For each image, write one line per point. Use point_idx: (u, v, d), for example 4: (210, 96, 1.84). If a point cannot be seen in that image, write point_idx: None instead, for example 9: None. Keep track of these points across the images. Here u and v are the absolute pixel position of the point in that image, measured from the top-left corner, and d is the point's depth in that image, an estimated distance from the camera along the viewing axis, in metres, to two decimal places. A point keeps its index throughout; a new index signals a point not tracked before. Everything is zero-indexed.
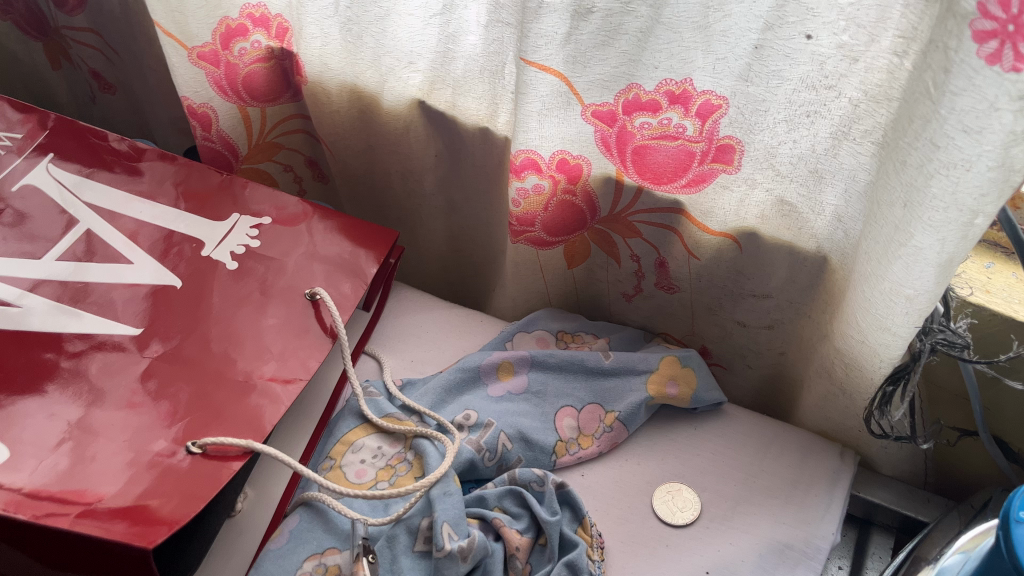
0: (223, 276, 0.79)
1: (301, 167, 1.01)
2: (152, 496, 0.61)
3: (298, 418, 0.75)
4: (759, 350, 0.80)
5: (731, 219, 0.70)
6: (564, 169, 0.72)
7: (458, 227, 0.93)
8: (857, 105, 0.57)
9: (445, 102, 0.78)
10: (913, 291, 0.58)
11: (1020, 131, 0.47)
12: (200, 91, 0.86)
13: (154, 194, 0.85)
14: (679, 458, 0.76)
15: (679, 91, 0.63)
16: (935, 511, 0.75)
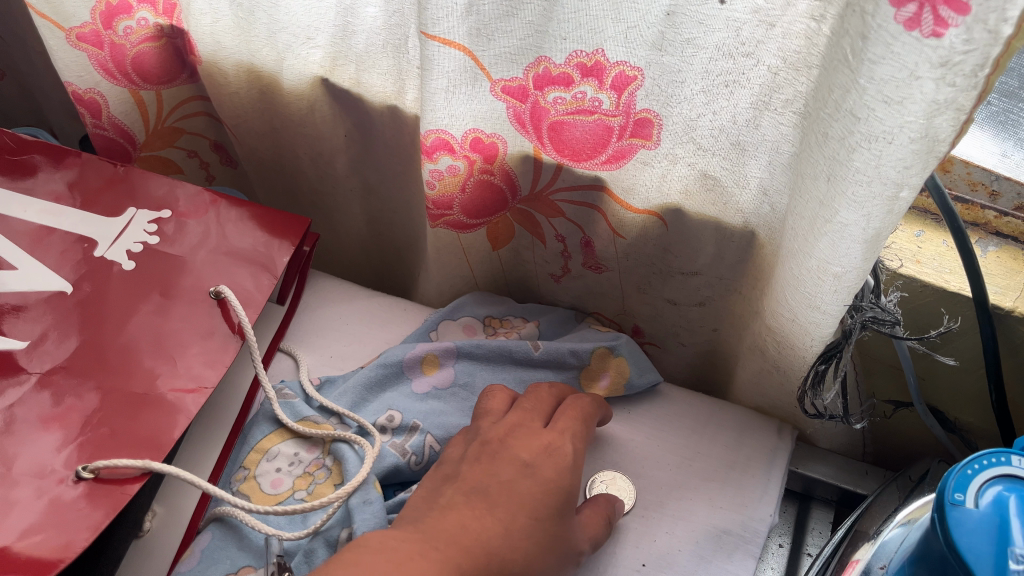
0: (120, 278, 0.73)
1: (207, 153, 0.95)
2: (38, 531, 0.56)
3: (207, 425, 0.70)
4: (691, 327, 0.78)
5: (654, 196, 0.66)
6: (479, 148, 0.68)
7: (376, 209, 0.88)
8: (777, 73, 0.53)
9: (349, 78, 0.73)
10: (841, 269, 0.55)
11: (943, 100, 0.44)
12: (85, 75, 0.79)
13: (41, 191, 0.78)
14: (614, 445, 0.73)
15: (591, 63, 0.58)
16: (873, 484, 0.74)
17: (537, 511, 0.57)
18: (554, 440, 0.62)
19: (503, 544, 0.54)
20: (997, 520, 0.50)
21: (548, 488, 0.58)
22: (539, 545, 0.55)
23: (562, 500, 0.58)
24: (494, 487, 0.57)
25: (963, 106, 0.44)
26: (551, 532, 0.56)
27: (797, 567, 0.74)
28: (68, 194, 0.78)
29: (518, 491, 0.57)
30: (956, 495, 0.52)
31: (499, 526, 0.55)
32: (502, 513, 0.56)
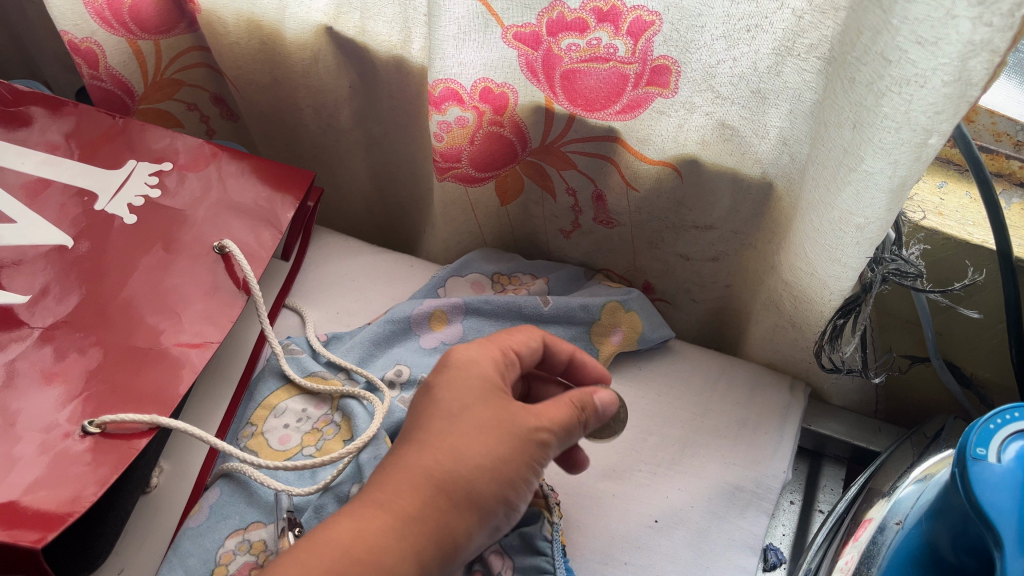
0: (121, 233, 0.72)
1: (207, 106, 0.93)
2: (47, 485, 0.55)
3: (214, 381, 0.69)
4: (704, 283, 0.76)
5: (670, 147, 0.64)
6: (488, 98, 0.66)
7: (381, 164, 0.86)
8: (802, 16, 0.51)
9: (354, 27, 0.70)
10: (864, 220, 0.54)
11: (979, 41, 0.42)
12: (81, 23, 0.77)
13: (40, 143, 0.76)
14: (625, 402, 0.73)
15: (607, 7, 0.55)
16: (886, 441, 0.73)
17: (486, 429, 0.50)
18: (491, 355, 0.55)
19: (454, 469, 0.48)
20: (1019, 476, 0.49)
21: (489, 397, 0.52)
22: (500, 459, 0.49)
23: (503, 407, 0.51)
24: (429, 413, 0.51)
25: (998, 48, 0.43)
26: (512, 445, 0.50)
27: (809, 523, 0.72)
28: (66, 146, 0.77)
29: (455, 411, 0.51)
30: (978, 449, 0.51)
31: (445, 451, 0.49)
32: (448, 437, 0.50)
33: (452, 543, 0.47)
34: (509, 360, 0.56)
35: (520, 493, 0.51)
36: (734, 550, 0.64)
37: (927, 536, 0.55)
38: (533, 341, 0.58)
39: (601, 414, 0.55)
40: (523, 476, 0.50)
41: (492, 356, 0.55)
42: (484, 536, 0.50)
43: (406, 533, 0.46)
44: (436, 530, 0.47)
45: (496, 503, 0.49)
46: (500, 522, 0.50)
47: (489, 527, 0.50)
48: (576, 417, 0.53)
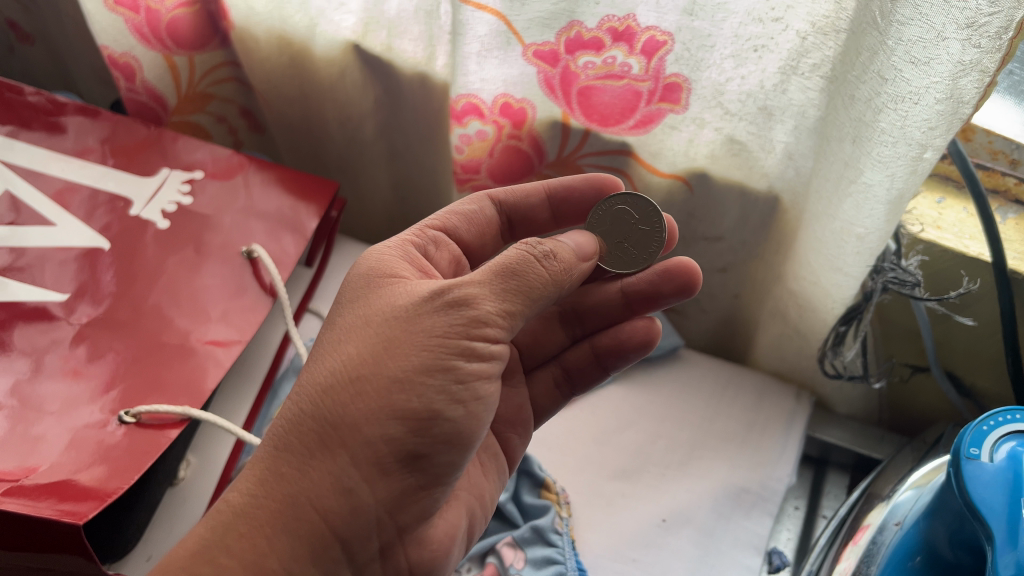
0: (155, 236, 0.75)
1: (236, 118, 0.96)
2: (86, 470, 0.58)
3: (240, 378, 0.73)
4: (713, 293, 0.79)
5: (681, 160, 0.67)
6: (508, 113, 0.69)
7: (402, 176, 0.90)
8: (805, 37, 0.54)
9: (380, 44, 0.73)
10: (864, 230, 0.57)
11: (969, 61, 0.46)
12: (120, 39, 0.82)
13: (79, 150, 0.80)
14: (635, 405, 0.75)
15: (622, 27, 0.59)
16: (888, 448, 0.76)
17: (366, 341, 0.48)
18: (396, 244, 0.55)
19: (327, 396, 0.47)
20: (1011, 474, 0.51)
21: (375, 322, 0.48)
22: (384, 362, 0.46)
23: (389, 326, 0.47)
24: (330, 335, 0.50)
25: (988, 68, 0.46)
26: (402, 337, 0.46)
27: (812, 527, 0.75)
28: (101, 152, 0.80)
29: (353, 320, 0.49)
30: (971, 449, 0.53)
31: (321, 381, 0.47)
32: (334, 357, 0.48)
33: (328, 505, 0.45)
34: (431, 236, 0.57)
35: (432, 396, 0.45)
36: (739, 549, 0.66)
37: (925, 534, 0.57)
38: (467, 207, 0.60)
39: (564, 253, 0.50)
40: (427, 371, 0.46)
41: (404, 239, 0.56)
42: (401, 480, 0.46)
43: (260, 513, 0.46)
44: (296, 507, 0.45)
45: (389, 424, 0.45)
46: (425, 445, 0.46)
47: (399, 458, 0.46)
48: (523, 271, 0.48)
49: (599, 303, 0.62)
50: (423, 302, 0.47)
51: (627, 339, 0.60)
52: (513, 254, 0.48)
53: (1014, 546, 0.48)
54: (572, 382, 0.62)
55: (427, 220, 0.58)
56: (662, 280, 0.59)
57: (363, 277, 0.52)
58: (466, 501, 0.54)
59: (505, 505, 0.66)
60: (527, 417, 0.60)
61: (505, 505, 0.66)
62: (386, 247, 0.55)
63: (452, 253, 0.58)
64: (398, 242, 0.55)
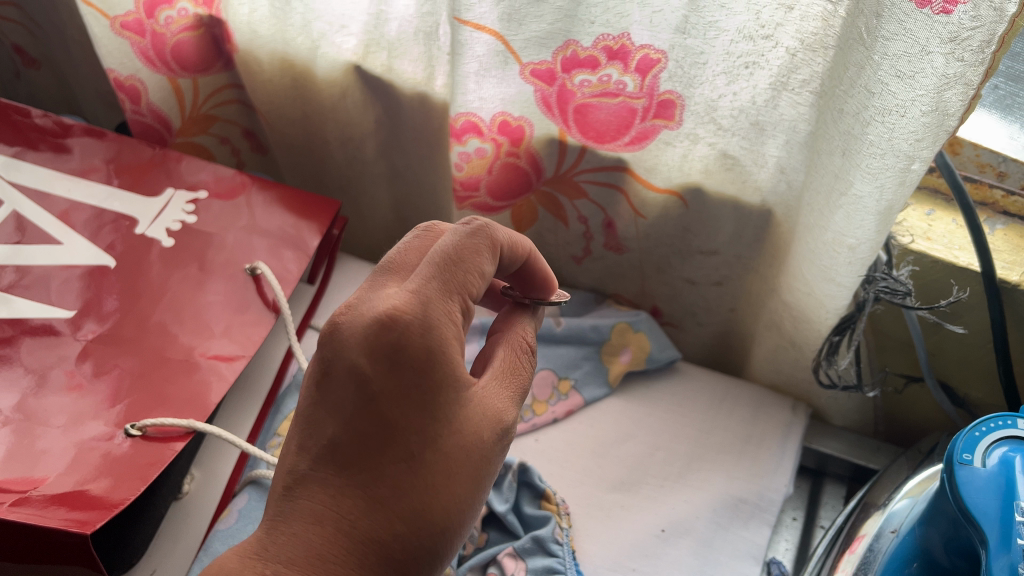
0: (159, 254, 0.76)
1: (239, 139, 0.98)
2: (91, 482, 0.59)
3: (243, 396, 0.74)
4: (709, 307, 0.80)
5: (676, 175, 0.69)
6: (506, 131, 0.71)
7: (402, 195, 0.91)
8: (795, 54, 0.56)
9: (381, 65, 0.75)
10: (856, 241, 0.58)
11: (952, 74, 0.47)
12: (126, 61, 0.83)
13: (84, 171, 0.81)
14: (634, 418, 0.76)
15: (617, 46, 0.60)
16: (884, 459, 0.77)
17: (467, 471, 0.45)
18: (455, 328, 0.44)
19: (436, 535, 0.44)
20: (1003, 479, 0.52)
21: (475, 453, 0.45)
22: (473, 505, 0.46)
23: (485, 460, 0.46)
24: (425, 459, 0.44)
25: (972, 81, 0.48)
26: (483, 475, 0.46)
27: (810, 539, 0.75)
28: (105, 171, 0.82)
29: (453, 451, 0.44)
30: (964, 455, 0.53)
31: (430, 513, 0.44)
32: (440, 492, 0.44)
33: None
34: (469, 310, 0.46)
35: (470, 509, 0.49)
36: (738, 559, 0.67)
37: (920, 541, 0.58)
38: (492, 267, 0.47)
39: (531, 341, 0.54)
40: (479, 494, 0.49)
41: (451, 310, 0.44)
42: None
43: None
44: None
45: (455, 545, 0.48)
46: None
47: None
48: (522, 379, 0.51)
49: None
50: (500, 438, 0.47)
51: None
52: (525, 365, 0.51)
53: (1007, 549, 0.49)
54: None
55: (470, 284, 0.45)
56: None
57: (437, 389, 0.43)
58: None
59: (508, 517, 0.66)
60: None
61: (508, 516, 0.66)
62: (447, 325, 0.44)
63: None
64: (454, 321, 0.44)
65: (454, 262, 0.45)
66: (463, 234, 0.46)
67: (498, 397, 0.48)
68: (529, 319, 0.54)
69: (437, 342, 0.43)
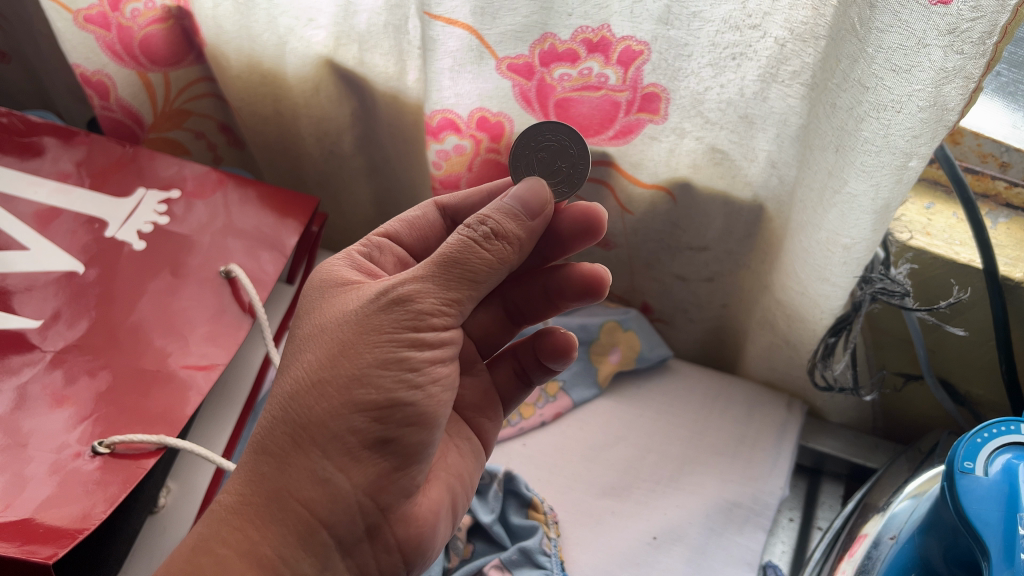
0: (132, 259, 0.73)
1: (214, 134, 0.95)
2: (56, 504, 0.56)
3: (219, 403, 0.71)
4: (701, 304, 0.78)
5: (663, 171, 0.66)
6: (485, 127, 0.67)
7: (384, 189, 0.88)
8: (784, 44, 0.53)
9: (353, 58, 0.72)
10: (850, 240, 0.55)
11: (952, 68, 0.44)
12: (92, 57, 0.79)
13: (51, 172, 0.78)
14: (624, 420, 0.74)
15: (597, 38, 0.58)
16: (883, 457, 0.74)
17: (326, 332, 0.48)
18: (346, 253, 0.55)
19: (294, 402, 0.46)
20: (1006, 487, 0.49)
21: (339, 320, 0.48)
22: (342, 364, 0.46)
23: (357, 320, 0.47)
24: (287, 345, 0.50)
25: (972, 74, 0.45)
26: (356, 339, 0.46)
27: (807, 540, 0.72)
28: (78, 175, 0.78)
29: (310, 330, 0.49)
30: (965, 463, 0.50)
31: (280, 387, 0.48)
32: (298, 357, 0.48)
33: (308, 496, 0.45)
34: (375, 242, 0.57)
35: (394, 385, 0.46)
36: (733, 566, 0.65)
37: (919, 550, 0.55)
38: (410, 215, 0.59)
39: (521, 218, 0.48)
40: (384, 366, 0.46)
41: (349, 250, 0.56)
42: (374, 463, 0.46)
43: (238, 518, 0.45)
44: (279, 501, 0.45)
45: (354, 416, 0.45)
46: (391, 431, 0.46)
47: (369, 444, 0.46)
48: (461, 258, 0.47)
49: (529, 292, 0.60)
50: (371, 303, 0.47)
51: (554, 340, 0.59)
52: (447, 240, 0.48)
53: (1010, 563, 0.46)
54: (525, 379, 0.61)
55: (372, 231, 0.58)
56: (573, 273, 0.57)
57: (316, 289, 0.52)
58: (445, 480, 0.53)
59: (494, 527, 0.63)
60: (493, 401, 0.60)
61: (494, 527, 0.63)
62: (333, 260, 0.55)
63: (395, 256, 0.57)
64: (347, 253, 0.55)
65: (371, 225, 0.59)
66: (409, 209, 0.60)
67: (388, 278, 0.48)
68: (567, 200, 0.54)
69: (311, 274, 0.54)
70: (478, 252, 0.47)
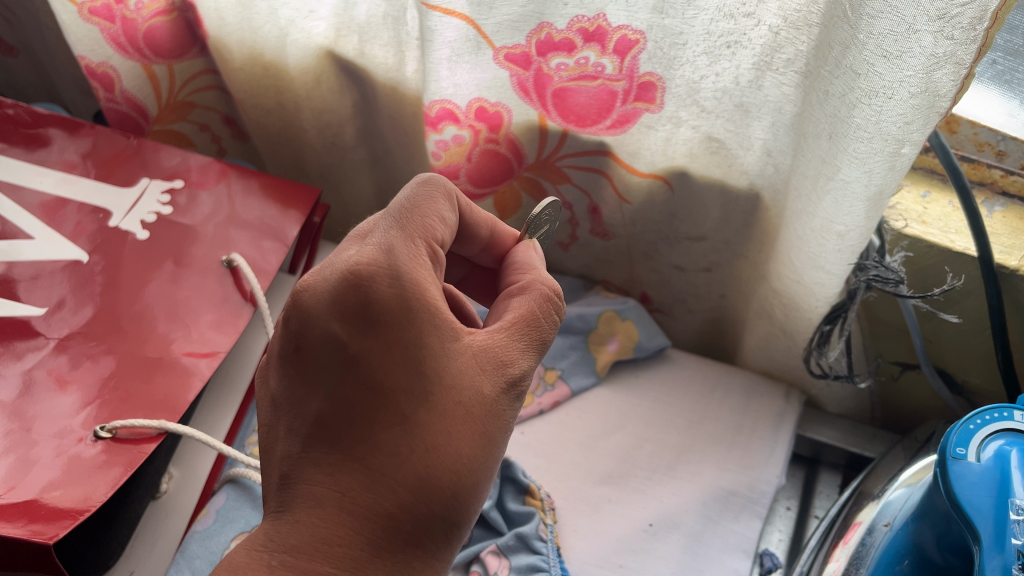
0: (136, 248, 0.74)
1: (218, 126, 0.95)
2: (58, 487, 0.57)
3: (221, 391, 0.72)
4: (699, 294, 0.78)
5: (660, 160, 0.66)
6: (483, 117, 0.68)
7: (386, 180, 0.89)
8: (778, 32, 0.53)
9: (353, 49, 0.73)
10: (844, 227, 0.56)
11: (941, 53, 0.45)
12: (97, 49, 0.80)
13: (57, 163, 0.78)
14: (622, 409, 0.74)
15: (593, 27, 0.58)
16: (880, 447, 0.75)
17: (478, 417, 0.44)
18: (428, 273, 0.44)
19: (453, 501, 0.43)
20: (997, 474, 0.48)
21: (490, 405, 0.44)
22: (493, 461, 0.45)
23: (505, 412, 0.45)
24: (412, 411, 0.42)
25: (963, 60, 0.45)
26: (502, 434, 0.45)
27: (804, 529, 0.73)
28: (83, 166, 0.79)
29: (452, 405, 0.43)
30: (957, 449, 0.50)
31: (432, 474, 0.42)
32: (446, 443, 0.43)
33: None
34: (438, 254, 0.46)
35: None
36: (728, 553, 0.65)
37: (912, 537, 0.55)
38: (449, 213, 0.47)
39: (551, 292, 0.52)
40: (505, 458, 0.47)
41: (429, 266, 0.44)
42: None
43: None
44: None
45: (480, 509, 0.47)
46: None
47: None
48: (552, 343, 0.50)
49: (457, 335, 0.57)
50: (507, 390, 0.46)
51: None
52: (547, 319, 0.48)
53: (1001, 549, 0.46)
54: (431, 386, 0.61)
55: (432, 228, 0.45)
56: None
57: (431, 331, 0.43)
58: None
59: (490, 513, 0.64)
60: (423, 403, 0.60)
61: (491, 513, 0.64)
62: (426, 281, 0.43)
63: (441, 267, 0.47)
64: (431, 272, 0.44)
65: (419, 212, 0.45)
66: (428, 193, 0.47)
67: (511, 355, 0.46)
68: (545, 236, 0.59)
69: (413, 298, 0.42)
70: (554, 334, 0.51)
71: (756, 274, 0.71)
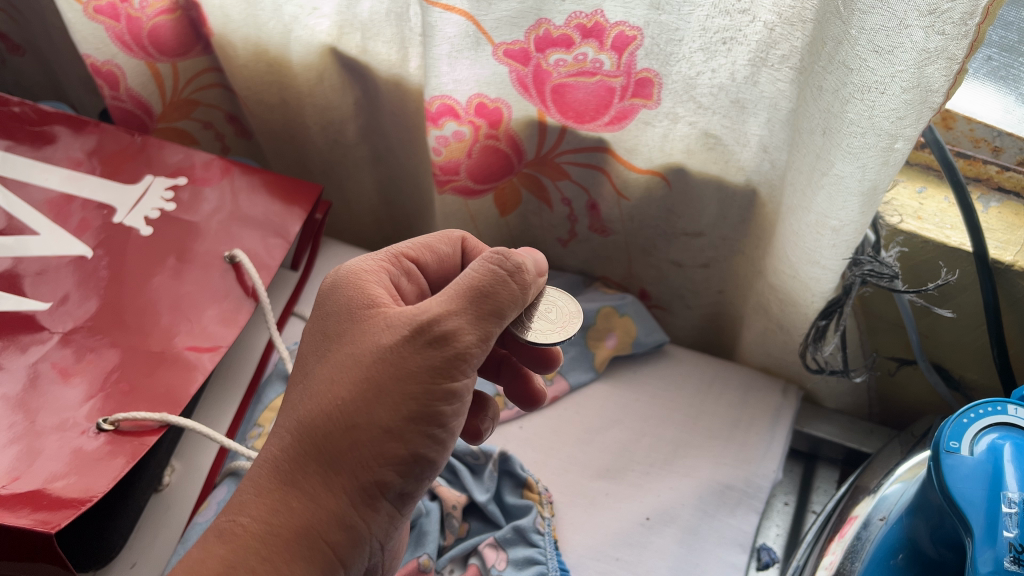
0: (139, 243, 0.74)
1: (222, 124, 0.96)
2: (61, 478, 0.58)
3: (224, 385, 0.73)
4: (697, 290, 0.79)
5: (657, 156, 0.67)
6: (483, 113, 0.68)
7: (388, 177, 0.90)
8: (773, 28, 0.53)
9: (356, 46, 0.73)
10: (839, 222, 0.56)
11: (933, 48, 0.45)
12: (102, 48, 0.81)
13: (63, 160, 0.79)
14: (620, 404, 0.75)
15: (591, 23, 0.58)
16: (877, 442, 0.75)
17: (359, 366, 0.48)
18: (374, 270, 0.53)
19: (327, 442, 0.47)
20: (990, 467, 0.48)
21: (380, 354, 0.47)
22: (378, 411, 0.46)
23: (390, 361, 0.47)
24: (314, 367, 0.50)
25: (955, 55, 0.45)
26: (391, 386, 0.46)
27: (801, 524, 0.73)
28: (89, 163, 0.80)
29: (341, 358, 0.49)
30: (951, 443, 0.50)
31: (310, 415, 0.48)
32: (327, 387, 0.48)
33: (336, 538, 0.47)
34: (404, 265, 0.55)
35: (420, 439, 0.47)
36: (724, 547, 0.66)
37: (907, 531, 0.55)
38: (441, 246, 0.57)
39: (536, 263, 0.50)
40: (415, 420, 0.47)
41: (383, 267, 0.54)
42: (385, 507, 0.48)
43: (265, 548, 0.46)
44: (308, 539, 0.46)
45: (382, 469, 0.47)
46: (410, 483, 0.48)
47: (387, 492, 0.48)
48: (501, 303, 0.47)
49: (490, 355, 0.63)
50: (406, 341, 0.47)
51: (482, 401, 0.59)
52: (478, 274, 0.47)
53: (992, 542, 0.46)
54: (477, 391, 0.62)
55: (405, 247, 0.56)
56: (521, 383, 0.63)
57: (343, 303, 0.51)
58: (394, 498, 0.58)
59: (488, 506, 0.65)
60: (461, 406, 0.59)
61: (489, 506, 0.65)
62: (366, 271, 0.53)
63: (420, 287, 0.56)
64: (380, 270, 0.53)
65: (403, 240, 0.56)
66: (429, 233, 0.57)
67: (418, 309, 0.48)
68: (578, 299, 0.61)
69: (341, 280, 0.52)
70: (515, 301, 0.48)
71: (753, 269, 0.72)
